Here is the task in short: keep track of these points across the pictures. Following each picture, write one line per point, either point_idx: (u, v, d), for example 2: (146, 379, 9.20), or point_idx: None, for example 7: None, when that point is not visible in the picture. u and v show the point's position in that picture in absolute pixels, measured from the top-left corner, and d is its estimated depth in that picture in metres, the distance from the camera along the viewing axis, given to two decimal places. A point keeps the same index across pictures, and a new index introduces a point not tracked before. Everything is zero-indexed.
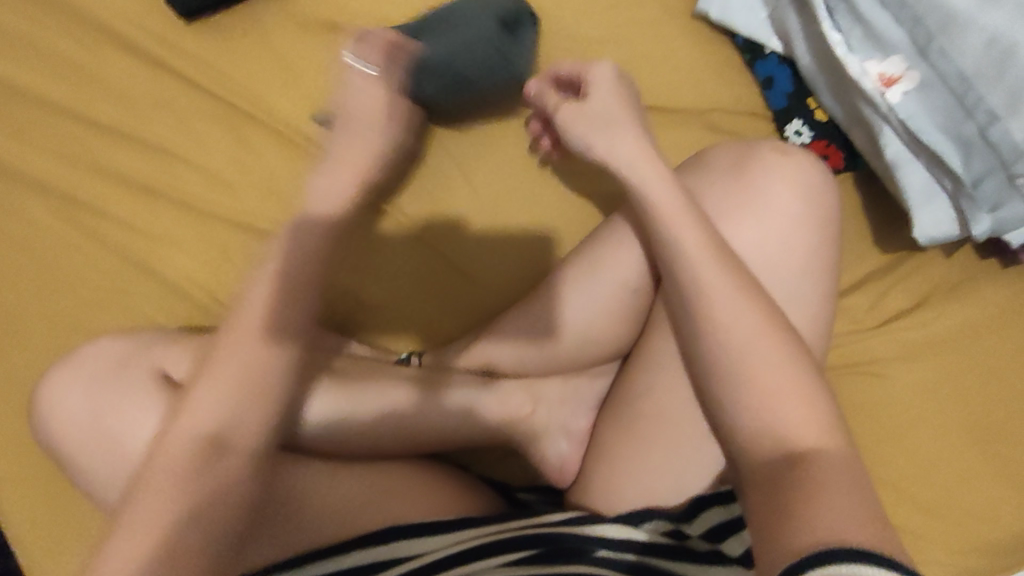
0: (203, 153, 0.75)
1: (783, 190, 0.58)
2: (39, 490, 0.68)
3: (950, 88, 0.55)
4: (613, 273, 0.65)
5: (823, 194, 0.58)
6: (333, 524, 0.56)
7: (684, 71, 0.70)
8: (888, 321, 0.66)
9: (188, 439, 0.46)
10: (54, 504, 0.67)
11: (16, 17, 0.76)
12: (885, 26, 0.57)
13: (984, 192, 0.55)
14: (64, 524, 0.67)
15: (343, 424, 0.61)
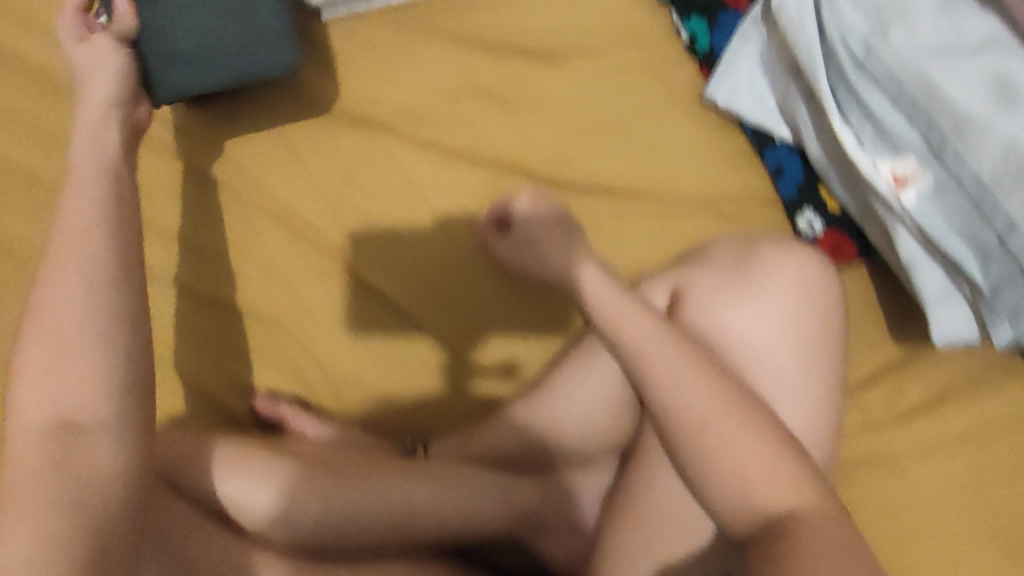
0: (206, 238, 0.75)
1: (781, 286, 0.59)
2: None
3: (966, 193, 0.53)
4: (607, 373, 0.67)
5: (824, 289, 0.59)
6: None
7: (688, 158, 0.69)
8: (906, 416, 0.63)
9: (38, 432, 0.40)
10: None
11: None
12: (898, 126, 0.56)
13: (1004, 301, 0.53)
14: None
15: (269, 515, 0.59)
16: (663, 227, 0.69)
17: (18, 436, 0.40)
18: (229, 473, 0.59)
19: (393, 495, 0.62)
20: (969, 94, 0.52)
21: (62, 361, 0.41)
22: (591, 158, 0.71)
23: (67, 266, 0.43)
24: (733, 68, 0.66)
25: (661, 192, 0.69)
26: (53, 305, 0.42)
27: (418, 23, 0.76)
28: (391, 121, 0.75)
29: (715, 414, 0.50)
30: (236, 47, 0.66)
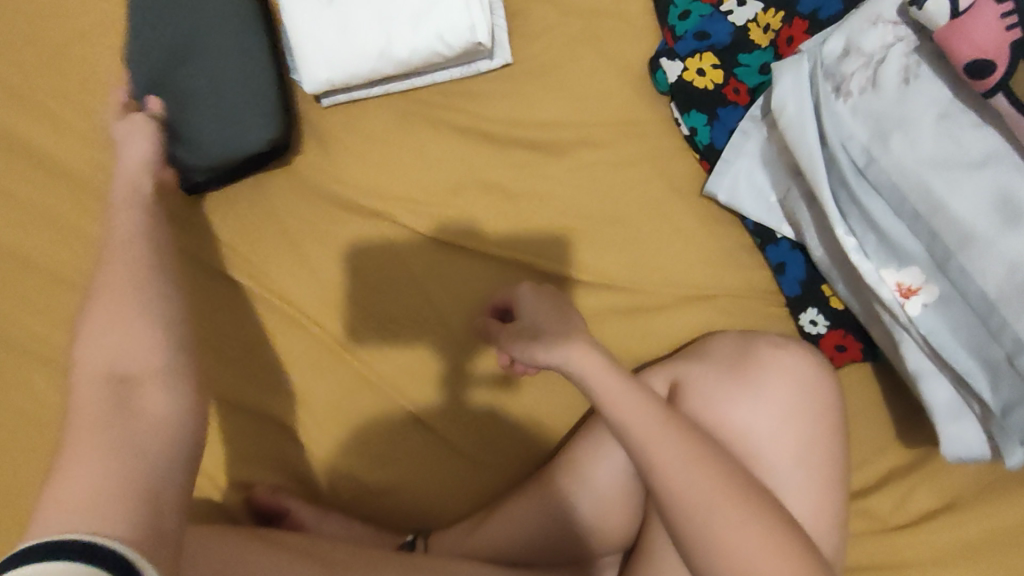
0: (206, 326, 0.75)
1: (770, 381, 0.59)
2: None
3: (972, 309, 0.52)
4: (611, 465, 0.67)
5: (814, 382, 0.60)
6: None
7: (690, 250, 0.68)
8: (916, 523, 0.62)
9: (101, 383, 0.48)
10: None
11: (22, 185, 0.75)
12: (902, 236, 0.55)
13: (1014, 423, 0.51)
14: None
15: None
16: (663, 323, 0.68)
17: (82, 382, 0.48)
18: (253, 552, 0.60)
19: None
20: (973, 211, 0.51)
21: (118, 332, 0.50)
22: (590, 249, 0.70)
23: (117, 270, 0.54)
24: (733, 164, 0.66)
25: (662, 284, 0.69)
26: (105, 295, 0.52)
27: (419, 111, 0.76)
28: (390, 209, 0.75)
29: (722, 502, 0.52)
30: (228, 110, 0.72)
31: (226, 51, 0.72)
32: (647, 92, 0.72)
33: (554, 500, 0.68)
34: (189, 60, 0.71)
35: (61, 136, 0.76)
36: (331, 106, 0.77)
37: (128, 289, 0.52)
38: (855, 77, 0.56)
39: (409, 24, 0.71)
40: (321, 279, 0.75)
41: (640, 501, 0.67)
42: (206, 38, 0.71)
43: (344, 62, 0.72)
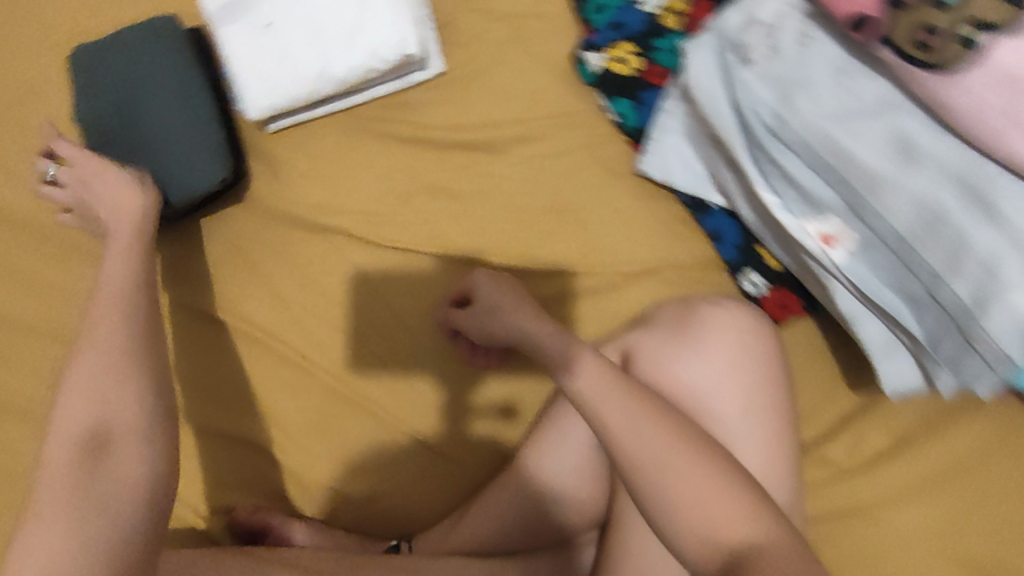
0: (175, 359, 0.77)
1: (712, 339, 0.62)
2: None
3: (889, 249, 0.55)
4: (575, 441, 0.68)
5: (756, 335, 0.63)
6: None
7: (632, 230, 0.71)
8: (873, 463, 0.64)
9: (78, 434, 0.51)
10: None
11: None
12: (818, 188, 0.58)
13: (942, 353, 0.53)
14: None
15: None
16: (615, 302, 0.70)
17: (60, 431, 0.52)
18: None
19: None
20: (875, 156, 0.54)
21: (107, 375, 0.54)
22: (538, 241, 0.72)
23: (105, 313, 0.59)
24: (662, 142, 0.69)
25: (610, 264, 0.71)
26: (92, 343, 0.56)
27: (361, 126, 0.79)
28: (343, 223, 0.77)
29: (675, 451, 0.55)
30: (172, 151, 0.75)
31: (167, 97, 0.76)
32: (576, 83, 0.75)
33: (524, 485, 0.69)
34: (136, 113, 0.76)
35: (20, 196, 0.79)
36: (278, 131, 0.79)
37: (114, 350, 0.56)
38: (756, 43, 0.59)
39: (342, 43, 0.74)
40: (282, 297, 0.76)
41: (606, 473, 0.68)
42: (148, 87, 0.76)
43: (283, 87, 0.75)
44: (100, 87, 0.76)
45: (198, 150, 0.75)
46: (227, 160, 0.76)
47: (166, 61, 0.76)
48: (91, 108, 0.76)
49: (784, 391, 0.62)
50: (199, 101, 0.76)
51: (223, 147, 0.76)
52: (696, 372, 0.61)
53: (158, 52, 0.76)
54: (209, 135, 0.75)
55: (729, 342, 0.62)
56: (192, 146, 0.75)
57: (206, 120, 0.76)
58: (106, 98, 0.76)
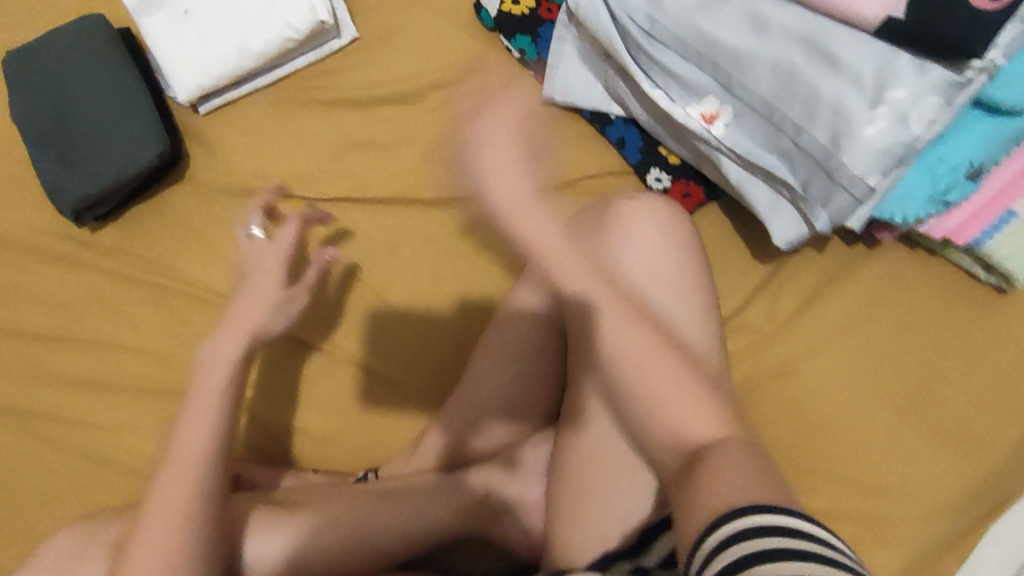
0: (137, 335, 0.81)
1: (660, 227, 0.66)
2: None
3: (758, 114, 0.62)
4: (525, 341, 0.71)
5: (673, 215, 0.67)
6: None
7: (547, 151, 0.77)
8: (785, 323, 0.70)
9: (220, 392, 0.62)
10: None
11: None
12: (692, 74, 0.65)
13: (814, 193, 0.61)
14: None
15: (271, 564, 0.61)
16: (539, 217, 0.76)
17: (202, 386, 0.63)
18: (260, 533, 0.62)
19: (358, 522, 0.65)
20: (733, 34, 0.62)
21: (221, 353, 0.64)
22: (462, 175, 0.78)
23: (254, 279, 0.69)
24: (559, 66, 0.75)
25: (531, 185, 0.77)
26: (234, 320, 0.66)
27: (286, 95, 0.84)
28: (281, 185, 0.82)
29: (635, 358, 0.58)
30: (110, 136, 0.81)
31: (99, 88, 0.81)
32: (479, 31, 0.82)
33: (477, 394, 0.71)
34: (73, 107, 0.81)
35: None
36: (210, 112, 0.85)
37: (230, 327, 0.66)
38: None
39: (257, 21, 0.80)
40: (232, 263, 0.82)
41: (554, 371, 0.71)
42: (81, 82, 0.81)
43: (207, 65, 0.80)
44: (34, 86, 0.81)
45: (134, 131, 0.80)
46: (164, 136, 0.81)
47: (93, 53, 0.81)
48: (29, 107, 0.81)
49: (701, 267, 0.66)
50: (129, 86, 0.81)
51: (159, 125, 0.81)
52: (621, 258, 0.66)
53: (83, 46, 0.81)
54: (143, 116, 0.81)
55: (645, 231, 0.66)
56: (128, 128, 0.81)
57: (138, 102, 0.81)
58: (42, 97, 0.81)
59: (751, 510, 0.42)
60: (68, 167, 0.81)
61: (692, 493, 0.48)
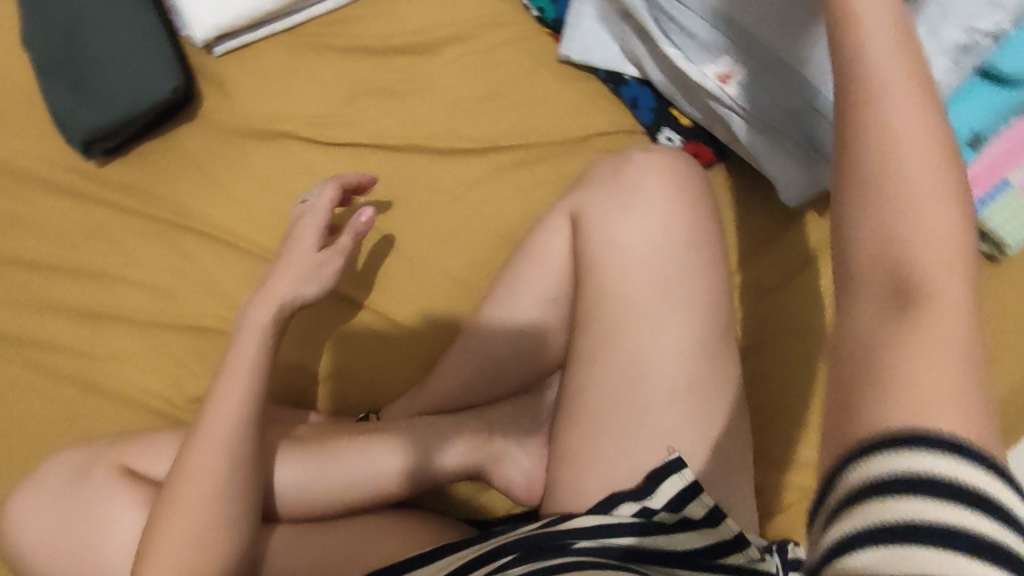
0: (141, 269, 0.81)
1: (897, 60, 0.38)
2: None
3: (774, 74, 0.65)
4: (536, 288, 0.70)
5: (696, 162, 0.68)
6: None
7: (561, 107, 0.79)
8: (787, 281, 0.72)
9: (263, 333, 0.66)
10: None
11: None
12: (709, 34, 0.66)
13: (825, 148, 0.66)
14: None
15: (294, 498, 0.68)
16: (553, 170, 0.77)
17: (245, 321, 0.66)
18: (287, 471, 0.68)
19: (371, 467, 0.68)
20: None
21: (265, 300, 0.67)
22: (477, 128, 0.79)
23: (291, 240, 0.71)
24: (578, 26, 0.77)
25: (545, 139, 0.79)
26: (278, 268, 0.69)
27: (303, 41, 0.85)
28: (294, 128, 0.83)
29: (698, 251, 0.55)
30: (125, 69, 0.80)
31: (114, 19, 0.81)
32: None
33: (483, 339, 0.71)
34: (86, 38, 0.81)
35: None
36: (225, 54, 0.85)
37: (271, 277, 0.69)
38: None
39: None
40: (242, 202, 0.82)
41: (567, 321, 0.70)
42: (95, 13, 0.81)
43: (226, 4, 0.80)
44: (48, 16, 0.81)
45: (149, 64, 0.80)
46: (179, 72, 0.81)
47: None
48: (43, 37, 0.81)
49: (714, 229, 0.65)
50: (145, 20, 0.81)
51: (175, 61, 0.81)
52: (629, 224, 0.64)
53: None
54: (159, 50, 0.81)
55: (661, 190, 0.65)
56: (143, 61, 0.80)
57: (154, 37, 0.81)
58: (56, 27, 0.81)
59: (891, 446, 0.31)
60: (80, 99, 0.81)
61: (897, 371, 0.34)
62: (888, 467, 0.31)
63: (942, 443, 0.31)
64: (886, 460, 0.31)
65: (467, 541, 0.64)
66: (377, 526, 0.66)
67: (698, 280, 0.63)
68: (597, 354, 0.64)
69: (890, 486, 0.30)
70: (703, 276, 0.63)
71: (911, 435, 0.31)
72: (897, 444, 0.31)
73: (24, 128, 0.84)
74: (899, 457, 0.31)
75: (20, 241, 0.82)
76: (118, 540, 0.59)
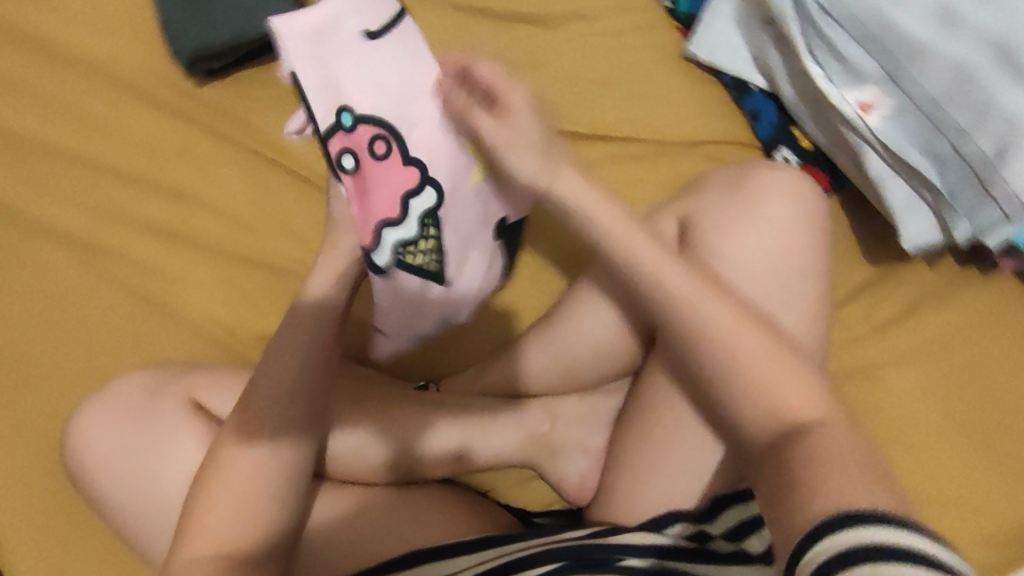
0: (222, 196, 0.80)
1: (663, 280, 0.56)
2: (51, 523, 0.71)
3: (920, 111, 0.63)
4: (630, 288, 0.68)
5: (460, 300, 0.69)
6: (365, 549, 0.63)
7: (675, 105, 0.76)
8: (883, 328, 0.69)
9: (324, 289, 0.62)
10: (72, 532, 0.70)
11: (50, 79, 0.82)
12: (860, 58, 0.64)
13: (962, 201, 0.62)
14: (80, 551, 0.70)
15: (346, 457, 0.66)
16: (655, 170, 0.74)
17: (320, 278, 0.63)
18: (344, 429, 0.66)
19: (423, 442, 0.68)
20: (918, 23, 0.61)
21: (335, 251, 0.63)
22: (585, 111, 0.76)
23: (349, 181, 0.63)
24: (712, 24, 0.74)
25: (653, 136, 0.76)
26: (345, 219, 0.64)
27: None
28: None
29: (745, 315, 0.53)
30: None
31: None
32: None
33: (564, 331, 0.69)
34: None
35: (86, 35, 0.83)
36: None
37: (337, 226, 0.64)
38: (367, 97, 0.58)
39: None
40: None
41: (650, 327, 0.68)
42: None
43: None
44: None
45: None
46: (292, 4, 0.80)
47: None
48: None
49: (824, 265, 0.62)
50: None
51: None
52: (743, 242, 0.61)
53: None
54: None
55: (782, 213, 0.62)
56: None
57: None
58: None
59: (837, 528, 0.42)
60: (188, 16, 0.79)
61: (812, 478, 0.46)
62: (836, 542, 0.41)
63: (869, 518, 0.41)
64: (831, 539, 0.41)
65: (509, 536, 0.63)
66: (425, 504, 0.66)
67: (801, 314, 0.60)
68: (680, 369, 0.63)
69: (844, 557, 0.40)
70: (806, 312, 0.61)
71: (843, 517, 0.42)
72: (840, 525, 0.42)
73: (127, 33, 0.83)
74: (839, 533, 0.41)
75: (107, 146, 0.81)
76: (173, 469, 0.60)
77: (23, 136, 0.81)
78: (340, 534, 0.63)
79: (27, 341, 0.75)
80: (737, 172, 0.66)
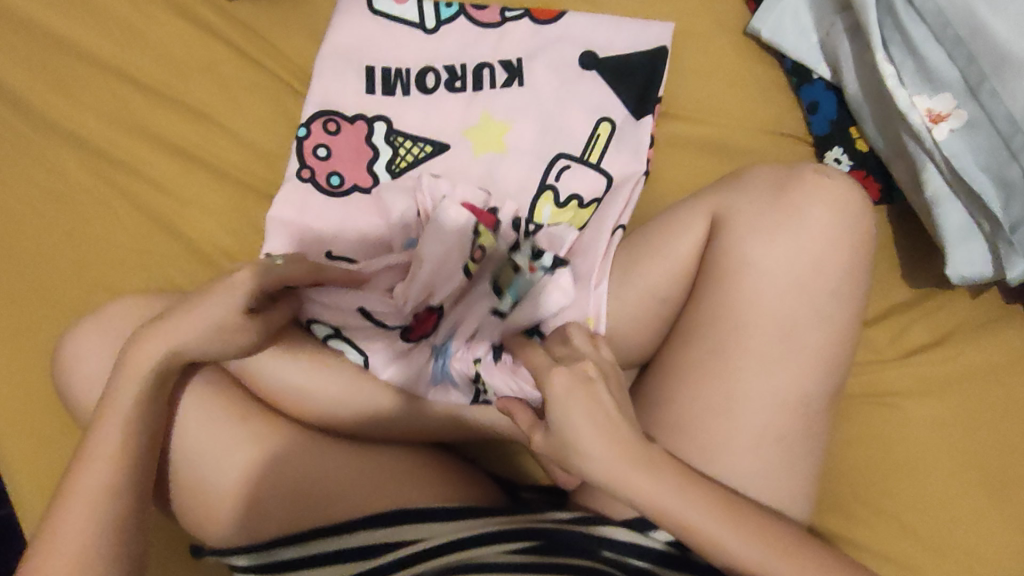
0: (242, 122, 0.77)
1: None
2: (38, 428, 0.71)
3: (994, 130, 0.57)
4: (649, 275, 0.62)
5: None
6: (345, 507, 0.61)
7: (727, 86, 0.71)
8: (907, 355, 0.65)
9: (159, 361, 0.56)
10: (57, 439, 0.71)
11: None
12: (940, 62, 0.58)
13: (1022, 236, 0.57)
14: (62, 460, 0.70)
15: (318, 409, 0.63)
16: (693, 155, 0.70)
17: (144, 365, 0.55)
18: (319, 378, 0.63)
19: (408, 405, 0.64)
20: (1013, 32, 0.55)
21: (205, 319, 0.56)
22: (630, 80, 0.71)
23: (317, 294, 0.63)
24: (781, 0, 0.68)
25: (697, 117, 0.71)
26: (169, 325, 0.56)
27: None
28: None
29: None
30: None
31: None
32: None
33: None
34: None
35: None
36: None
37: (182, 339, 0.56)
38: (415, 119, 0.71)
39: None
40: None
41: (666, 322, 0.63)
42: None
43: None
44: None
45: None
46: None
47: None
48: None
49: (861, 280, 0.57)
50: None
51: None
52: (776, 251, 0.57)
53: None
54: None
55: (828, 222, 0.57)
56: None
57: None
58: None
59: None
60: None
61: None
62: None
63: None
64: None
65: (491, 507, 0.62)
66: (406, 467, 0.64)
67: (827, 334, 0.57)
68: (687, 374, 0.58)
69: None
70: (834, 332, 0.57)
71: None
72: None
73: None
74: None
75: (129, 52, 0.78)
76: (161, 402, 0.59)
77: (43, 29, 0.78)
78: (314, 489, 0.60)
79: (31, 243, 0.74)
80: (782, 170, 0.61)
